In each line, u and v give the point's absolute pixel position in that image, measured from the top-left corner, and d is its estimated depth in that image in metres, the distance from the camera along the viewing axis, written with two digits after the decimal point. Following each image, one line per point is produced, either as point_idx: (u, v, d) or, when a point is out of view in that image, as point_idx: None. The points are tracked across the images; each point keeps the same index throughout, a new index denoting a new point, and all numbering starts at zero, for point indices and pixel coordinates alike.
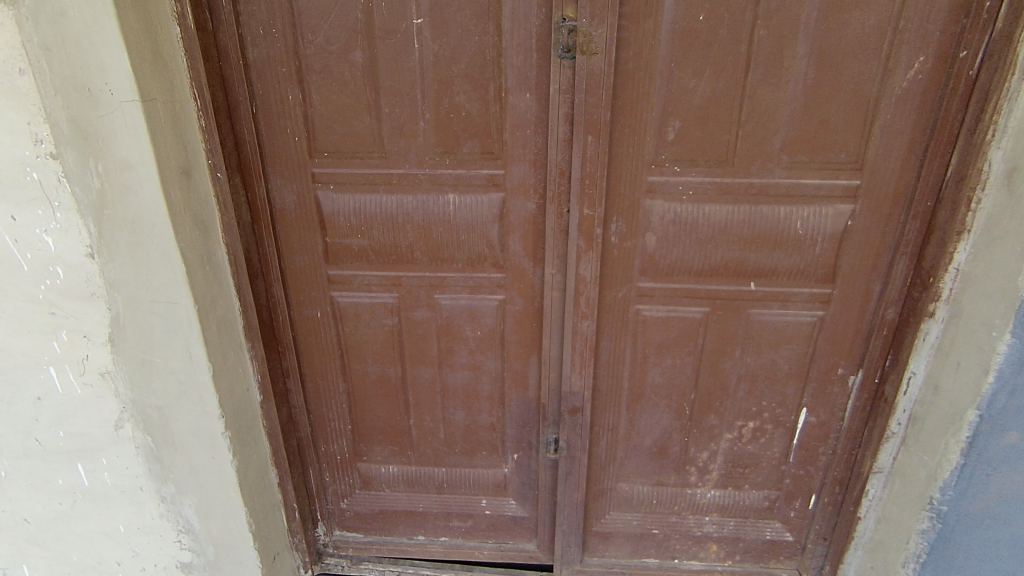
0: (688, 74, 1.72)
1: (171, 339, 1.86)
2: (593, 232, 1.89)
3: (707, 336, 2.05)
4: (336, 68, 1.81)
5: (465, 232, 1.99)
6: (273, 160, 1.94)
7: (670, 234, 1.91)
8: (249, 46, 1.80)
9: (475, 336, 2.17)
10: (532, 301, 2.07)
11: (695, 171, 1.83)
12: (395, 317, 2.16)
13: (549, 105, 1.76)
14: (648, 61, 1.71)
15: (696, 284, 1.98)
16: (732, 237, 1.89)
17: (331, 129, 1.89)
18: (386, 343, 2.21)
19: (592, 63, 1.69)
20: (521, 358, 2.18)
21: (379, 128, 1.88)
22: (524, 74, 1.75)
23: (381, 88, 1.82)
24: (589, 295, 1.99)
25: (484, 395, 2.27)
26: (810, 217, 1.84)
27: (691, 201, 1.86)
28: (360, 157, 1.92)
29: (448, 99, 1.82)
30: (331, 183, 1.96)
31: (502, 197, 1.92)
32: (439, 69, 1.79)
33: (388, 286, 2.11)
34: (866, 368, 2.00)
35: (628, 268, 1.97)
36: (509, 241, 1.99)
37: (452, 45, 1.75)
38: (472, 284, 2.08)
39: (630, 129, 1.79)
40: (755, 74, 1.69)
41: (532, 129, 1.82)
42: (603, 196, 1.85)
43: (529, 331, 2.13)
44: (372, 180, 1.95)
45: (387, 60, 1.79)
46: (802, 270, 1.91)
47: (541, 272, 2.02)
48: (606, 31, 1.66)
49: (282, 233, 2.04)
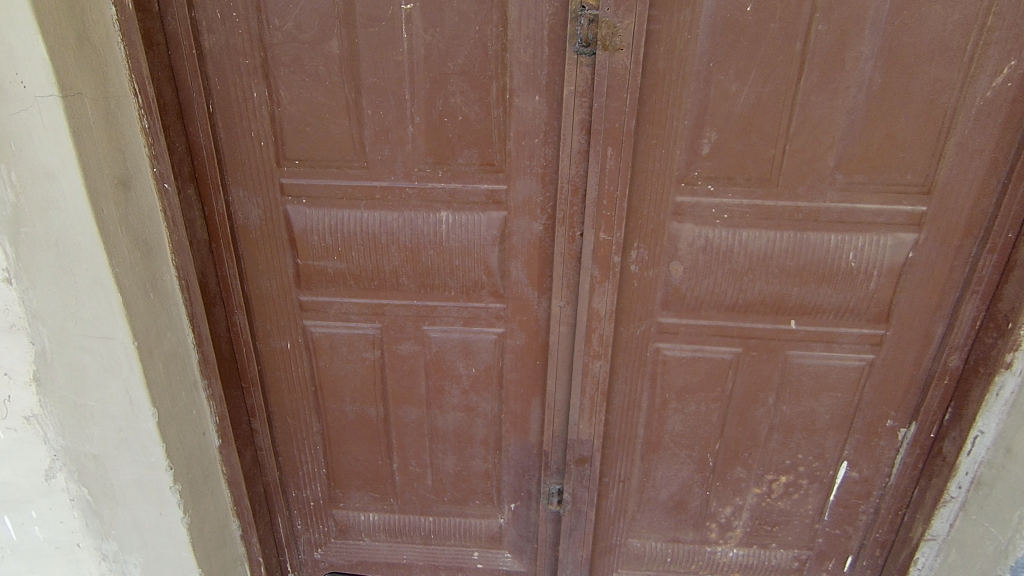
0: (729, 77, 1.43)
1: (107, 379, 1.56)
2: (609, 260, 1.61)
3: (738, 381, 1.78)
4: (308, 60, 1.51)
5: (459, 256, 1.70)
6: (233, 168, 1.64)
7: (700, 264, 1.63)
8: (205, 33, 1.50)
9: (469, 374, 1.88)
10: (536, 335, 1.80)
11: (733, 191, 1.55)
12: (377, 351, 1.87)
13: (563, 110, 1.48)
14: (682, 61, 1.43)
15: (727, 322, 1.71)
16: (772, 269, 1.61)
17: (302, 133, 1.59)
18: (366, 379, 1.92)
19: (616, 61, 1.41)
20: (521, 399, 1.90)
21: (358, 132, 1.58)
22: (533, 73, 1.47)
23: (363, 86, 1.53)
24: (603, 331, 1.71)
25: (478, 440, 1.99)
26: (864, 247, 1.57)
27: (725, 226, 1.59)
28: (336, 166, 1.63)
29: (442, 99, 1.53)
30: (302, 196, 1.67)
31: (504, 217, 1.64)
32: (432, 65, 1.50)
33: (370, 316, 1.82)
34: (921, 421, 1.73)
35: (648, 301, 1.70)
36: (511, 267, 1.71)
37: (448, 36, 1.46)
38: (467, 315, 1.79)
39: (657, 139, 1.50)
40: (810, 77, 1.42)
41: (541, 138, 1.53)
42: (623, 218, 1.57)
43: (531, 370, 1.85)
44: (351, 194, 1.66)
45: (371, 53, 1.50)
46: (852, 309, 1.64)
47: (548, 303, 1.74)
48: (634, 22, 1.37)
49: (245, 253, 1.74)
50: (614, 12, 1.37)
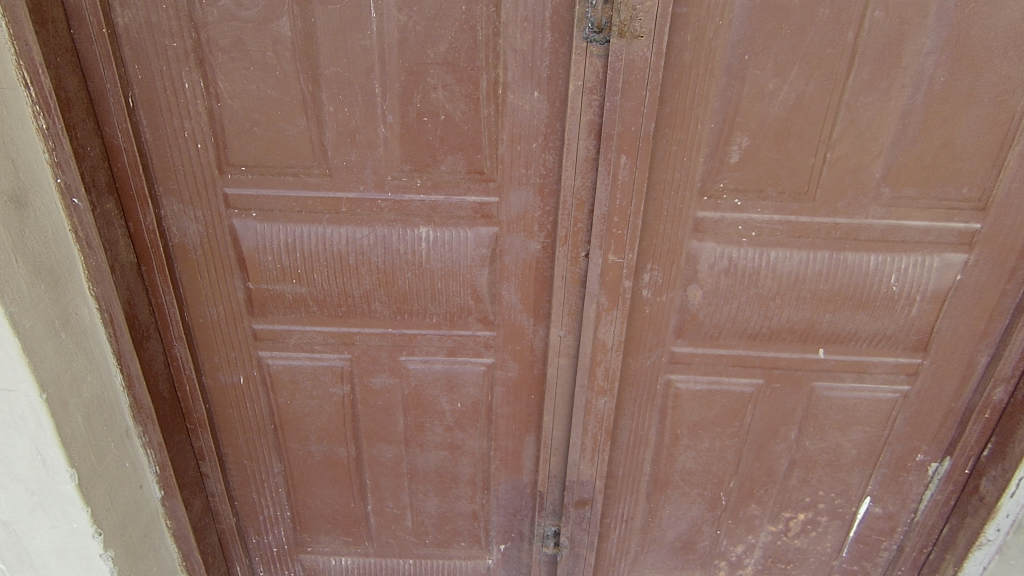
0: (765, 72, 1.20)
1: (10, 438, 1.26)
2: (618, 285, 1.39)
3: (757, 414, 1.59)
4: (252, 44, 1.21)
5: (442, 279, 1.44)
6: (164, 175, 1.34)
7: (722, 288, 1.41)
8: (118, 7, 1.19)
9: (454, 410, 1.64)
10: (531, 367, 1.57)
11: (763, 206, 1.33)
12: (346, 385, 1.61)
13: (568, 110, 1.23)
14: (712, 52, 1.19)
15: (748, 351, 1.51)
16: (804, 293, 1.41)
17: (248, 134, 1.30)
18: (333, 417, 1.65)
19: (633, 52, 1.16)
20: (513, 436, 1.67)
21: (319, 133, 1.29)
22: (531, 64, 1.21)
23: (322, 77, 1.24)
24: (609, 365, 1.50)
25: (463, 480, 1.76)
26: (909, 269, 1.36)
27: (752, 246, 1.37)
28: (292, 174, 1.34)
29: (420, 95, 1.25)
30: (252, 209, 1.37)
31: (495, 233, 1.39)
32: (407, 52, 1.21)
33: (338, 346, 1.56)
34: (955, 456, 1.57)
35: (660, 328, 1.48)
36: (503, 291, 1.46)
37: (427, 17, 1.18)
38: (451, 345, 1.54)
39: (678, 145, 1.27)
40: (860, 73, 1.19)
41: (540, 142, 1.28)
42: (636, 237, 1.34)
43: (525, 404, 1.62)
44: (310, 206, 1.36)
45: (330, 35, 1.20)
46: (890, 338, 1.45)
47: (545, 332, 1.51)
48: (657, 3, 1.12)
49: (184, 276, 1.45)
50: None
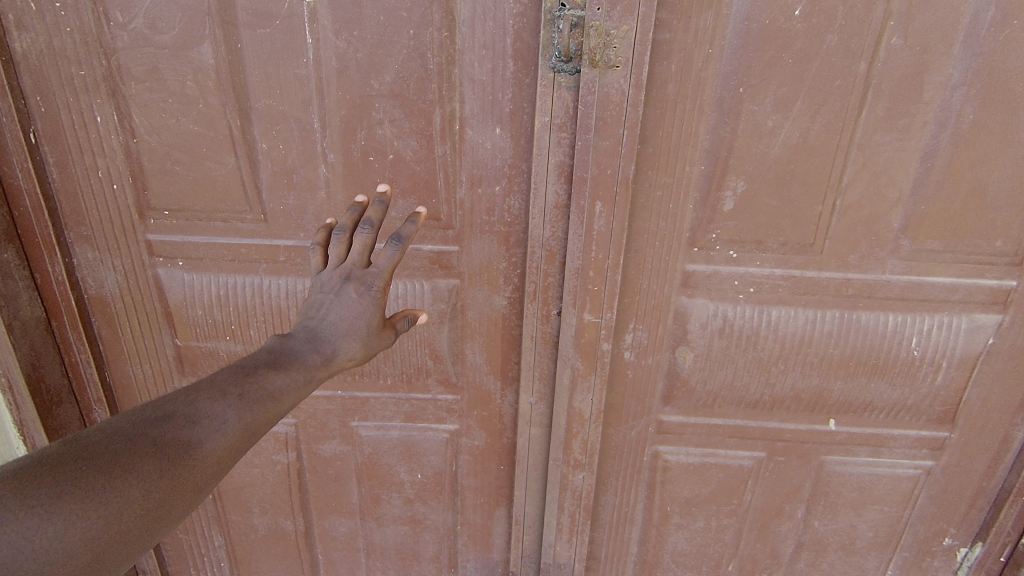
0: (763, 108, 1.03)
1: None
2: (596, 348, 1.21)
3: (758, 491, 1.39)
4: (169, 72, 1.03)
5: (395, 337, 1.26)
6: (76, 220, 1.16)
7: (717, 351, 1.23)
8: (13, 30, 1.01)
9: (414, 481, 1.45)
10: (499, 435, 1.37)
11: (762, 260, 1.15)
12: (292, 453, 1.42)
13: (535, 150, 1.06)
14: (701, 84, 1.02)
15: (747, 421, 1.31)
16: (811, 358, 1.22)
17: (170, 175, 1.11)
18: (277, 487, 1.46)
19: (608, 83, 0.99)
20: (481, 510, 1.47)
21: (252, 174, 1.11)
22: (491, 97, 1.04)
23: (253, 111, 1.06)
24: (587, 437, 1.31)
25: (426, 558, 1.55)
26: (933, 332, 1.18)
27: (750, 304, 1.19)
28: (222, 219, 1.15)
29: (367, 129, 1.07)
30: (178, 258, 1.19)
31: (455, 287, 1.21)
32: (348, 82, 1.04)
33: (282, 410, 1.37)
34: (989, 543, 1.36)
35: (646, 394, 1.29)
36: (466, 351, 1.27)
37: (369, 43, 1.01)
38: (409, 410, 1.36)
39: (663, 190, 1.09)
40: (874, 109, 1.02)
41: (504, 185, 1.11)
42: (615, 294, 1.16)
43: (494, 477, 1.42)
44: (245, 255, 1.17)
45: (260, 63, 1.02)
46: (912, 409, 1.26)
47: (515, 397, 1.33)
48: (636, 28, 0.95)
49: (103, 332, 1.27)
50: (608, 12, 0.95)
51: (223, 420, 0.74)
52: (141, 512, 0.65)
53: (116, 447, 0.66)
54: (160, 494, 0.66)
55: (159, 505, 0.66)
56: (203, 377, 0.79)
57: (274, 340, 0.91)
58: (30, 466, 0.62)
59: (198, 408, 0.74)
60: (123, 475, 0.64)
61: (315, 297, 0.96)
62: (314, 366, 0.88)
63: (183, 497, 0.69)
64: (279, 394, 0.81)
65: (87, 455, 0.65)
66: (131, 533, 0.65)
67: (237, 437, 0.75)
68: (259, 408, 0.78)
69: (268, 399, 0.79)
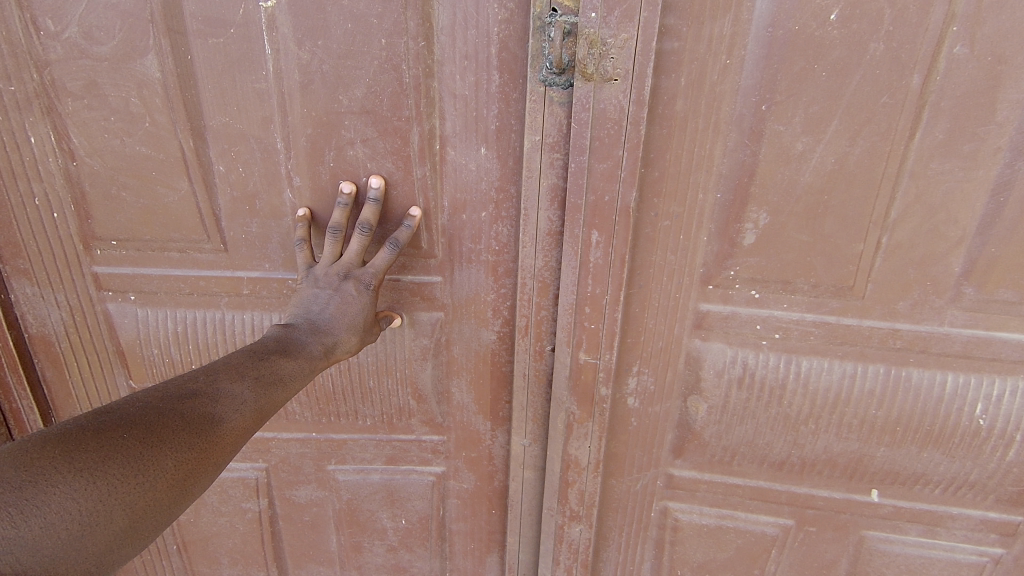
0: (791, 129, 0.87)
1: None
2: (592, 392, 1.08)
3: (783, 561, 1.21)
4: (109, 87, 0.93)
5: (373, 376, 1.15)
6: (12, 253, 1.06)
7: (735, 404, 1.06)
8: None
9: (398, 528, 1.33)
10: (492, 478, 1.25)
11: (790, 302, 0.99)
12: (263, 500, 1.31)
13: (525, 171, 0.93)
14: (715, 100, 0.86)
15: (771, 483, 1.14)
16: (849, 419, 1.04)
17: (117, 201, 1.02)
18: (248, 537, 1.35)
19: (605, 99, 0.85)
20: (471, 556, 1.35)
21: (208, 201, 1.01)
22: (475, 113, 0.92)
23: (208, 129, 0.96)
24: (584, 487, 1.17)
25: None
26: (1008, 400, 0.97)
27: (775, 351, 1.02)
28: (177, 250, 1.06)
29: (337, 149, 0.96)
30: (129, 291, 1.10)
31: (439, 321, 1.09)
32: (316, 99, 0.93)
33: (251, 455, 1.26)
34: None
35: (652, 445, 1.14)
36: (452, 390, 1.15)
37: (337, 55, 0.90)
38: (390, 453, 1.24)
39: (671, 220, 0.94)
40: (930, 130, 0.85)
41: (489, 212, 0.99)
42: (614, 334, 1.02)
43: (485, 521, 1.30)
44: (202, 288, 1.09)
45: (213, 77, 0.92)
46: (976, 487, 1.05)
47: (506, 439, 1.20)
48: (636, 36, 0.81)
49: (50, 370, 1.18)
50: (603, 18, 0.81)
51: (241, 400, 0.73)
52: (175, 478, 0.62)
53: (151, 416, 0.64)
54: (194, 461, 0.64)
55: (190, 473, 0.63)
56: (215, 361, 0.77)
57: (270, 331, 0.90)
58: (65, 432, 0.58)
59: (220, 388, 0.72)
60: (158, 445, 0.61)
61: (308, 293, 0.95)
62: (316, 355, 0.88)
63: (212, 469, 0.66)
64: (291, 378, 0.81)
65: (121, 422, 0.61)
66: (166, 500, 0.61)
67: (253, 416, 0.73)
68: (274, 391, 0.78)
69: (280, 383, 0.79)
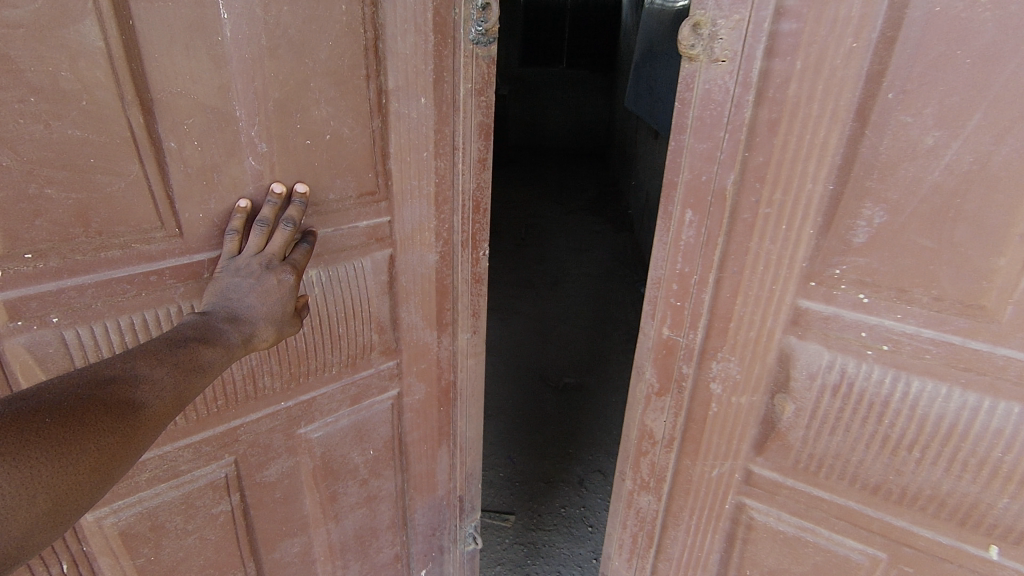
0: (920, 122, 0.67)
1: None
2: (677, 369, 0.91)
3: None
4: (30, 63, 0.63)
5: (342, 321, 0.97)
6: None
7: (834, 414, 0.82)
8: None
9: (366, 459, 1.14)
10: (440, 380, 1.17)
11: (905, 312, 0.74)
12: (235, 496, 0.99)
13: (453, 108, 0.94)
14: (836, 87, 0.68)
15: (863, 506, 0.86)
16: (969, 453, 0.75)
17: (38, 204, 0.68)
18: (220, 550, 1.01)
19: (708, 81, 0.74)
20: (425, 456, 1.23)
21: (164, 185, 0.75)
22: (417, 67, 0.88)
23: (157, 106, 0.71)
24: (658, 459, 0.99)
25: (382, 529, 1.24)
26: None
27: (882, 364, 0.76)
28: (121, 245, 0.74)
29: (299, 108, 0.82)
30: (52, 312, 0.72)
31: (389, 259, 0.98)
32: (279, 66, 0.78)
33: (215, 452, 0.94)
34: None
35: (734, 436, 0.91)
36: (403, 316, 1.04)
37: (303, 19, 0.77)
38: (354, 393, 1.06)
39: (773, 209, 0.76)
40: None
41: (432, 147, 0.94)
42: (701, 314, 0.86)
43: (437, 421, 1.20)
44: (150, 283, 0.77)
45: (161, 42, 0.69)
46: None
47: (452, 341, 1.14)
48: (748, 18, 0.70)
49: None
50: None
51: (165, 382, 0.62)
52: (98, 462, 0.53)
53: (67, 398, 0.54)
54: (120, 444, 0.55)
55: (115, 459, 0.54)
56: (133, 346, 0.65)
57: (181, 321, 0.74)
58: None
59: (143, 369, 0.61)
60: (75, 426, 0.52)
61: (222, 283, 0.77)
62: (235, 343, 0.73)
63: (137, 454, 0.57)
64: (211, 366, 0.68)
65: (32, 404, 0.51)
66: (89, 485, 0.52)
67: (181, 396, 0.63)
68: (199, 374, 0.66)
69: (204, 368, 0.67)
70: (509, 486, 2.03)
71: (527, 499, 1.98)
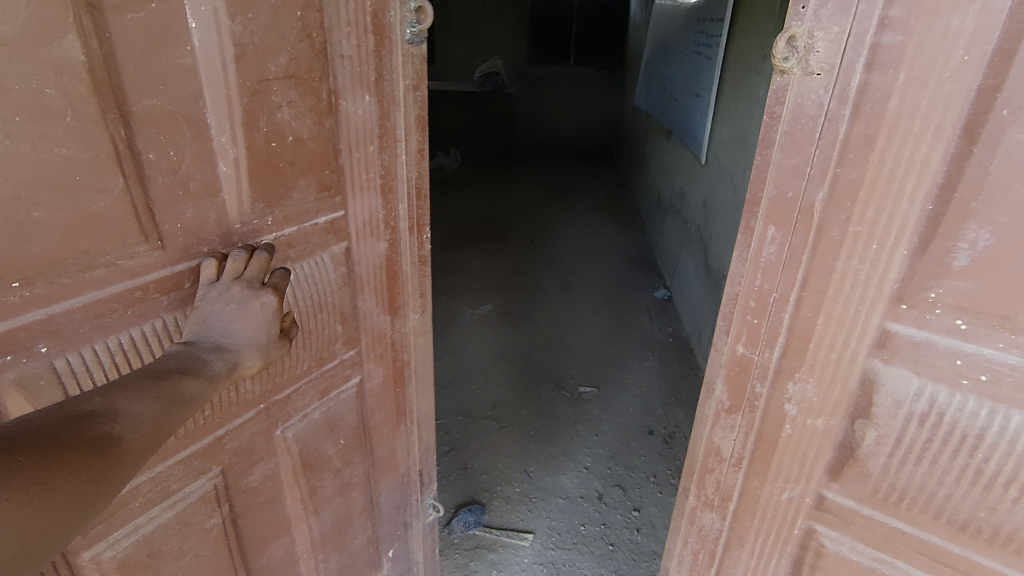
0: None
1: None
2: None
3: None
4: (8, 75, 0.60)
5: (310, 316, 1.01)
6: None
7: None
8: None
9: (339, 449, 1.18)
10: (396, 359, 1.26)
11: None
12: (225, 505, 0.98)
13: (395, 105, 1.04)
14: (940, 102, 0.65)
15: None
16: None
17: (25, 227, 0.64)
18: (215, 566, 0.98)
19: (800, 94, 0.72)
20: (387, 438, 1.30)
21: (144, 197, 0.74)
22: (360, 69, 0.96)
23: (133, 119, 0.71)
24: None
25: (357, 516, 1.29)
26: None
27: None
28: (105, 262, 0.72)
29: (265, 115, 0.85)
30: (41, 341, 0.68)
31: (346, 251, 1.05)
32: (248, 74, 0.81)
33: (203, 465, 0.92)
34: None
35: None
36: (359, 305, 1.11)
37: (264, 26, 0.81)
38: (325, 385, 1.10)
39: None
40: None
41: (377, 143, 1.03)
42: None
43: (395, 401, 1.29)
44: (135, 299, 0.76)
45: (137, 54, 0.69)
46: None
47: (403, 322, 1.24)
48: (849, 30, 0.67)
49: None
50: (813, 9, 0.68)
51: (145, 418, 0.66)
52: (70, 502, 0.56)
53: (43, 435, 0.57)
54: (92, 483, 0.58)
55: (87, 496, 0.58)
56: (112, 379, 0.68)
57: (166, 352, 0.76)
58: None
59: (122, 405, 0.65)
60: (52, 467, 0.56)
61: (205, 311, 0.79)
62: (219, 374, 0.76)
63: (112, 489, 0.61)
64: (192, 398, 0.71)
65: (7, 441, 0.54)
66: (61, 523, 0.56)
67: (160, 430, 0.67)
68: (181, 408, 0.70)
69: (187, 401, 0.70)
70: (525, 501, 2.16)
71: (545, 515, 2.10)
